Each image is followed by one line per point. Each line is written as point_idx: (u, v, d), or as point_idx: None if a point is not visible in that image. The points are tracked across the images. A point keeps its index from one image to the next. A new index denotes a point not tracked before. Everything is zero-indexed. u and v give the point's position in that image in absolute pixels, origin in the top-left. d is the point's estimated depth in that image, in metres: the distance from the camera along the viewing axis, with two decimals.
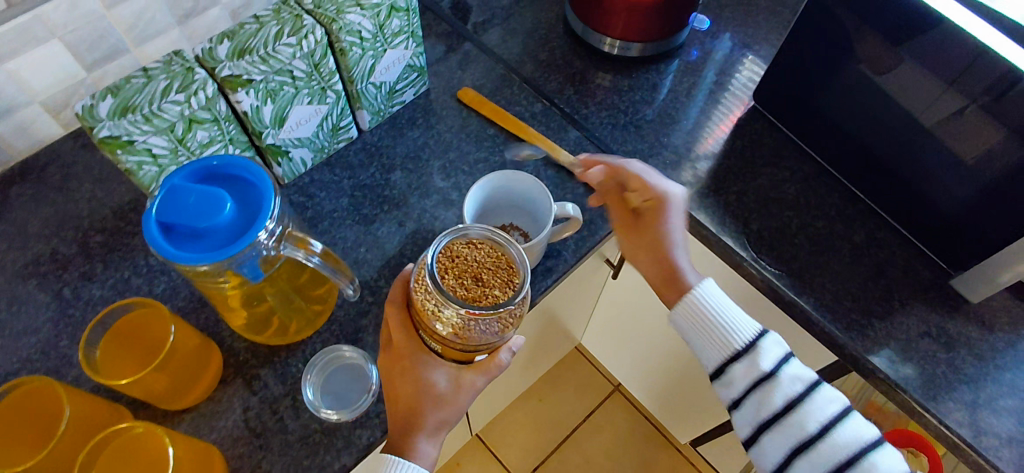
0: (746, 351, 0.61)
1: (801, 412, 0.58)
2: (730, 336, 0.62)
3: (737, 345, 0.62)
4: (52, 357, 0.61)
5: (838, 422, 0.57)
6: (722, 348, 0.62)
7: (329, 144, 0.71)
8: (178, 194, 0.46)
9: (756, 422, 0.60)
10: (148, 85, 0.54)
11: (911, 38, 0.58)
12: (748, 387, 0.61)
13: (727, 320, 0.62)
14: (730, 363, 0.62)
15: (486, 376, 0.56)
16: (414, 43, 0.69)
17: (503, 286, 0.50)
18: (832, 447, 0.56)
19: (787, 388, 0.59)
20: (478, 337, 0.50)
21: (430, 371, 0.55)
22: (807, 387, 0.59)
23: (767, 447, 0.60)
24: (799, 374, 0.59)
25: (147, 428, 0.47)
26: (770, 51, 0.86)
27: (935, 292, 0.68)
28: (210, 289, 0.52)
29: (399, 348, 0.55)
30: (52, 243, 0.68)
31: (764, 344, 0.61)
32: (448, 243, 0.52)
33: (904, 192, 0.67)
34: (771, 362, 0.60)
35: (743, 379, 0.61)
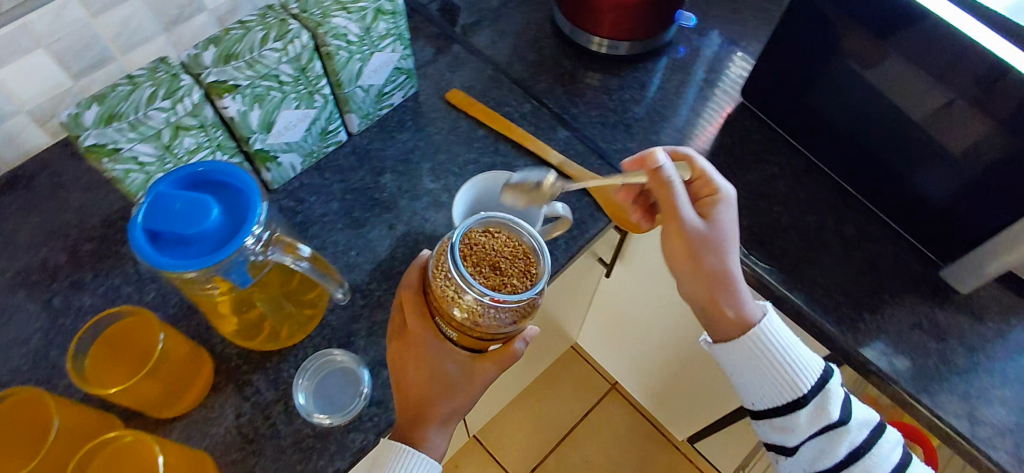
0: (815, 396, 0.58)
1: (870, 461, 0.57)
2: (798, 380, 0.58)
3: (804, 390, 0.58)
4: (42, 367, 0.61)
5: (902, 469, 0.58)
6: (788, 392, 0.59)
7: (319, 149, 0.71)
8: (165, 201, 0.46)
9: (814, 466, 0.59)
10: (133, 93, 0.54)
11: (898, 32, 0.59)
12: (812, 434, 0.59)
13: (794, 359, 0.58)
14: (797, 409, 0.59)
15: (499, 367, 0.57)
16: (401, 45, 0.69)
17: (521, 275, 0.53)
18: None
19: (854, 436, 0.58)
20: (496, 326, 0.52)
21: (443, 359, 0.56)
22: (874, 433, 0.58)
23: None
24: (866, 418, 0.59)
25: (137, 436, 0.47)
26: (758, 47, 0.86)
27: (925, 284, 0.68)
28: (200, 296, 0.52)
29: (412, 337, 0.56)
30: (41, 252, 0.67)
31: (832, 387, 0.59)
32: (468, 230, 0.54)
33: (893, 185, 0.67)
34: (841, 410, 0.58)
35: (806, 426, 0.59)
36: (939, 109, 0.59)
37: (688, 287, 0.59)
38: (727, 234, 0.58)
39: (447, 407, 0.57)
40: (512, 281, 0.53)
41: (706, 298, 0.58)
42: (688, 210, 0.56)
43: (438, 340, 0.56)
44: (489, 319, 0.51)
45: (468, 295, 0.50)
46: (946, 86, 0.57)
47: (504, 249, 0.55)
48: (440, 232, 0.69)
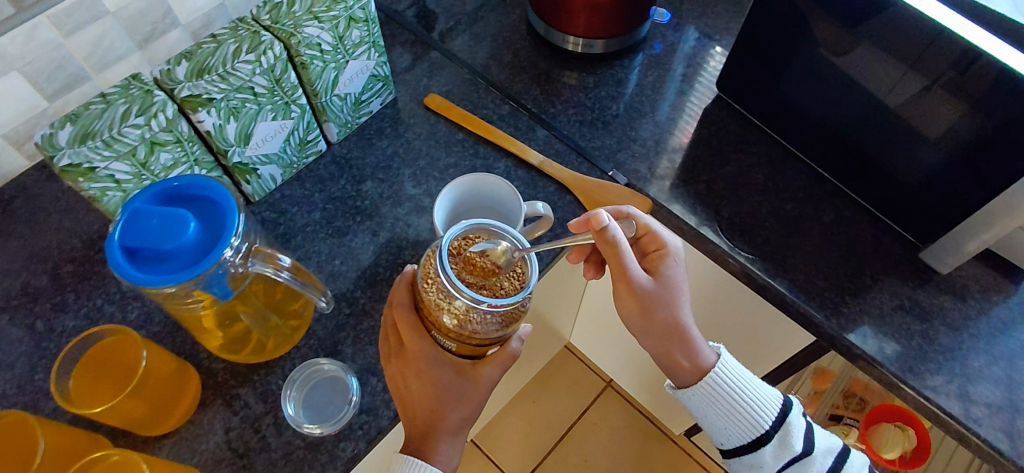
0: (777, 432, 0.61)
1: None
2: (759, 419, 0.61)
3: (765, 427, 0.61)
4: (27, 392, 0.60)
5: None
6: (751, 431, 0.61)
7: (298, 159, 0.71)
8: (141, 217, 0.46)
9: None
10: (107, 111, 0.53)
11: (865, 19, 0.59)
12: (781, 466, 0.62)
13: (752, 400, 0.61)
14: (760, 446, 0.62)
15: (500, 368, 0.57)
16: (376, 53, 0.69)
17: (511, 279, 0.53)
18: None
19: (820, 463, 0.61)
20: (494, 331, 0.51)
21: (443, 368, 0.56)
22: (837, 458, 0.62)
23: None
24: (828, 446, 0.63)
25: (124, 455, 0.47)
26: (732, 39, 0.87)
27: (906, 266, 0.69)
28: (183, 312, 0.52)
29: (410, 353, 0.55)
30: (22, 276, 0.67)
31: (793, 420, 0.62)
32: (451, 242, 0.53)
33: (869, 169, 0.68)
34: (803, 442, 0.61)
35: (775, 462, 0.62)
36: (911, 93, 0.59)
37: (647, 338, 0.62)
38: (676, 288, 0.61)
39: (454, 417, 0.58)
40: (502, 284, 0.52)
41: (662, 348, 0.62)
42: (634, 267, 0.57)
43: (435, 350, 0.56)
44: (482, 324, 0.50)
45: (460, 301, 0.49)
46: (916, 71, 0.58)
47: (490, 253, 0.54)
48: (424, 238, 0.69)
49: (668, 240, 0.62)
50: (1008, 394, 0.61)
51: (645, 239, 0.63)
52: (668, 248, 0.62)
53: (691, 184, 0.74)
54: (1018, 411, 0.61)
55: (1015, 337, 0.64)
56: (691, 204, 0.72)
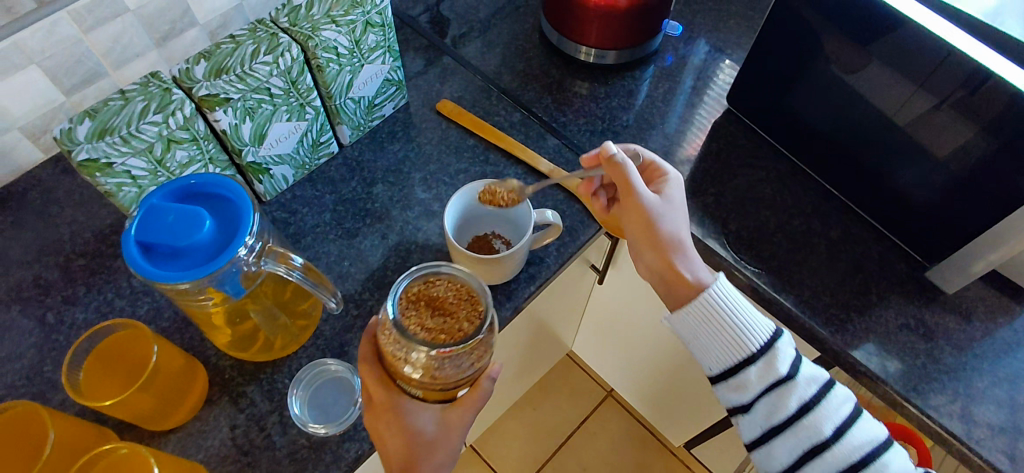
0: (762, 354, 0.59)
1: (816, 415, 0.57)
2: (748, 338, 0.59)
3: (753, 347, 0.59)
4: (35, 383, 0.61)
5: (853, 424, 0.57)
6: (738, 351, 0.60)
7: (310, 160, 0.72)
8: (157, 214, 0.46)
9: (768, 425, 0.59)
10: (125, 107, 0.54)
11: (879, 37, 0.60)
12: (764, 390, 0.59)
13: (744, 319, 0.60)
14: (744, 366, 0.60)
15: (474, 410, 0.55)
16: (391, 57, 0.70)
17: (469, 316, 0.51)
18: (847, 449, 0.57)
19: (803, 391, 0.58)
20: (458, 374, 0.50)
21: (417, 417, 0.54)
22: (822, 389, 0.58)
23: (777, 451, 0.59)
24: (813, 374, 0.59)
25: (131, 448, 0.48)
26: (743, 54, 0.88)
27: (912, 284, 0.69)
28: (194, 308, 0.52)
29: (378, 403, 0.53)
30: (34, 269, 0.67)
31: (781, 345, 0.59)
32: (406, 286, 0.53)
33: (879, 187, 0.68)
34: (789, 365, 0.59)
35: (758, 384, 0.59)
36: (920, 113, 0.60)
37: (647, 255, 0.64)
38: (678, 210, 0.64)
39: (432, 465, 0.55)
40: (460, 324, 0.50)
41: (661, 262, 0.63)
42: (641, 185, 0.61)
43: (405, 398, 0.53)
44: (444, 370, 0.49)
45: (414, 353, 0.48)
46: (927, 91, 0.59)
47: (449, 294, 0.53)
48: (432, 241, 0.69)
49: (671, 171, 0.67)
50: (1012, 416, 0.61)
51: (648, 172, 0.68)
52: (672, 177, 0.66)
53: (699, 196, 0.74)
54: (1021, 433, 0.60)
55: (1019, 359, 0.64)
56: (700, 216, 0.73)
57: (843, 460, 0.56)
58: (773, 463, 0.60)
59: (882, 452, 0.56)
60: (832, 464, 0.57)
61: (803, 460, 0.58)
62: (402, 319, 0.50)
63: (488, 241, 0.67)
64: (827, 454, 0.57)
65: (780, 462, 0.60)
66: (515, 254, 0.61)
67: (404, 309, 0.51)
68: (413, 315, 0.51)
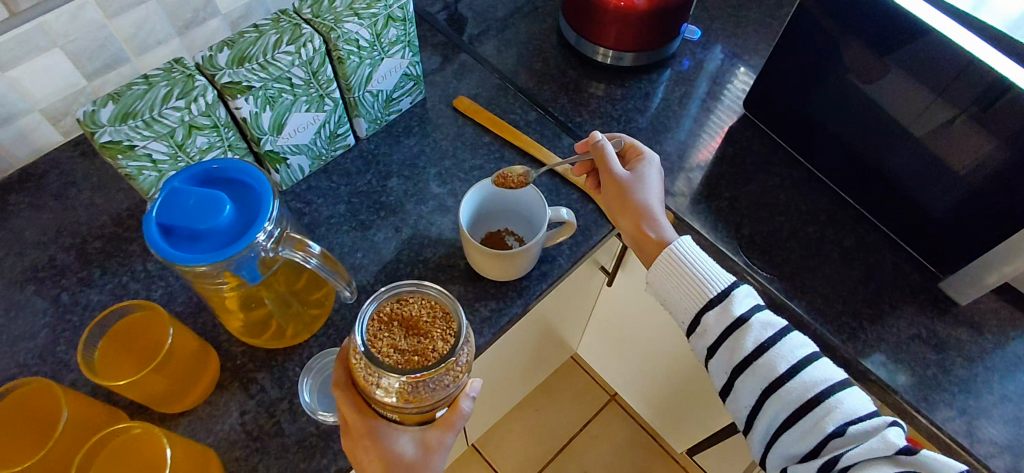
0: (719, 299, 0.60)
1: (770, 355, 0.58)
2: (705, 284, 0.61)
3: (711, 293, 0.61)
4: (48, 362, 0.61)
5: (807, 364, 0.57)
6: (696, 299, 0.62)
7: (327, 152, 0.72)
8: (178, 196, 0.47)
9: (729, 367, 0.60)
10: (148, 92, 0.55)
11: (900, 46, 0.60)
12: (722, 332, 0.60)
13: (702, 269, 0.61)
14: (703, 313, 0.61)
15: (453, 430, 0.52)
16: (410, 52, 0.70)
17: (444, 335, 0.49)
18: (801, 385, 0.56)
19: (757, 333, 0.59)
20: (434, 397, 0.48)
21: (395, 440, 0.51)
22: (778, 334, 0.59)
23: (740, 393, 0.60)
24: (769, 319, 0.59)
25: (145, 428, 0.49)
26: (760, 60, 0.88)
27: (925, 295, 0.69)
28: (210, 291, 0.53)
29: (354, 430, 0.51)
30: (50, 250, 0.68)
31: (738, 293, 0.61)
32: (377, 309, 0.50)
33: (894, 196, 0.68)
34: (744, 308, 0.60)
35: (716, 328, 0.60)
36: (939, 124, 0.60)
37: (622, 224, 0.67)
38: (652, 185, 0.67)
39: None
40: (434, 344, 0.48)
41: (632, 229, 0.66)
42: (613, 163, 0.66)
43: (381, 422, 0.51)
44: (420, 394, 0.47)
45: (387, 379, 0.46)
46: (946, 103, 0.59)
47: (422, 313, 0.50)
48: (445, 236, 0.70)
49: (649, 151, 0.69)
50: (1021, 429, 0.61)
51: (628, 151, 0.70)
52: (648, 156, 0.69)
53: (713, 200, 0.74)
54: None
55: None
56: (713, 220, 0.73)
57: (797, 397, 0.57)
58: (740, 406, 0.61)
59: (837, 390, 0.56)
60: (787, 401, 0.57)
61: (762, 400, 0.59)
62: (374, 343, 0.48)
63: (500, 237, 0.68)
64: (782, 392, 0.57)
65: (745, 404, 0.60)
66: (529, 250, 0.61)
67: (375, 333, 0.49)
68: (385, 337, 0.48)
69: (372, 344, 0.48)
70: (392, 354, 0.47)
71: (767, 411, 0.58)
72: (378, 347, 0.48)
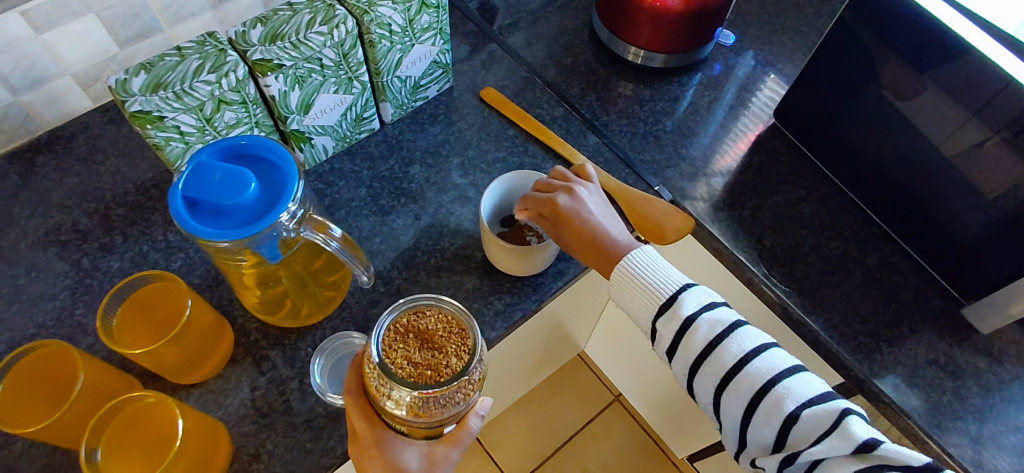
0: (668, 304, 0.58)
1: (719, 352, 0.56)
2: (657, 291, 0.59)
3: (662, 298, 0.59)
4: (66, 324, 0.62)
5: (756, 355, 0.56)
6: (651, 306, 0.59)
7: (351, 134, 0.72)
8: (204, 171, 0.47)
9: (687, 368, 0.59)
10: (180, 64, 0.55)
11: (939, 64, 0.59)
12: (674, 336, 0.58)
13: (654, 277, 0.59)
14: (656, 318, 0.59)
15: (459, 448, 0.52)
16: (441, 40, 0.70)
17: (458, 352, 0.48)
18: (750, 377, 0.55)
19: (706, 330, 0.57)
20: (444, 413, 0.48)
21: (401, 451, 0.51)
22: (727, 328, 0.57)
23: (699, 393, 0.59)
24: (718, 316, 0.58)
25: (158, 398, 0.49)
26: (793, 70, 0.86)
27: (945, 321, 0.68)
28: (228, 266, 0.53)
29: (363, 438, 0.51)
30: (74, 214, 0.69)
31: (688, 295, 0.58)
32: (394, 321, 0.50)
33: (922, 218, 0.67)
34: (693, 308, 0.58)
35: (668, 332, 0.58)
36: (973, 146, 0.59)
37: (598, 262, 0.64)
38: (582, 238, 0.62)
39: None
40: (447, 362, 0.48)
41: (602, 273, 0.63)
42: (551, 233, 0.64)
43: (390, 433, 0.51)
44: (429, 408, 0.46)
45: (400, 392, 0.46)
46: (981, 125, 0.58)
47: (437, 328, 0.50)
48: (464, 227, 0.70)
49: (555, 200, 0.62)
50: None
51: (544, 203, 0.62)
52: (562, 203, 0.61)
53: (735, 209, 0.74)
54: None
55: None
56: (734, 229, 0.72)
57: (747, 389, 0.55)
58: (705, 405, 0.60)
59: (784, 378, 0.55)
60: (740, 396, 0.55)
61: (717, 396, 0.57)
62: (390, 354, 0.48)
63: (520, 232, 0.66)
64: (735, 386, 0.56)
65: (708, 402, 0.59)
66: (549, 245, 0.62)
67: (389, 345, 0.48)
68: (400, 348, 0.48)
69: (386, 355, 0.48)
70: (405, 367, 0.47)
71: (725, 409, 0.57)
72: (392, 358, 0.47)
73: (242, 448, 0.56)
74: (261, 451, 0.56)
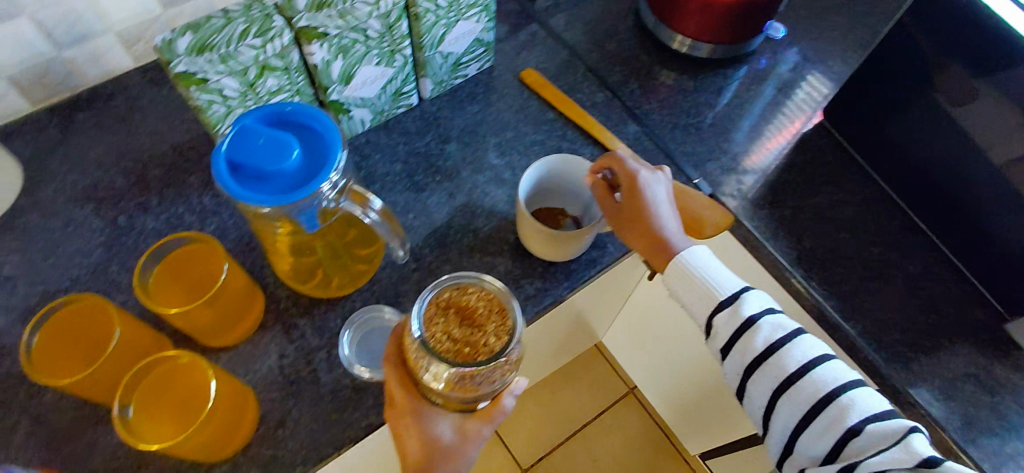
0: (729, 302, 0.58)
1: (781, 355, 0.56)
2: (711, 288, 0.59)
3: (720, 296, 0.58)
4: (100, 280, 0.63)
5: (819, 364, 0.55)
6: (706, 301, 0.59)
7: (389, 108, 0.72)
8: (248, 135, 0.47)
9: (741, 368, 0.58)
10: (227, 27, 0.54)
11: (1000, 68, 0.57)
12: (733, 335, 0.57)
13: (710, 275, 0.59)
14: (714, 314, 0.58)
15: (492, 426, 0.51)
16: (486, 17, 0.69)
17: (498, 331, 0.48)
18: (813, 385, 0.54)
19: (767, 333, 0.56)
20: (481, 389, 0.47)
21: (435, 423, 0.51)
22: (789, 335, 0.56)
23: (752, 395, 0.58)
24: (782, 321, 0.57)
25: (192, 358, 0.49)
26: (842, 68, 0.84)
27: (987, 334, 0.65)
28: (264, 231, 0.53)
29: (398, 406, 0.51)
30: (112, 172, 0.69)
31: (748, 296, 0.58)
32: (436, 296, 0.49)
33: (970, 228, 0.65)
34: (755, 309, 0.57)
35: (726, 330, 0.58)
36: None
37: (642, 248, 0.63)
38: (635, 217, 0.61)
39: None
40: (486, 340, 0.47)
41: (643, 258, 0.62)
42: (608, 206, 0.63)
43: (426, 404, 0.51)
44: (465, 383, 0.46)
45: (437, 366, 0.46)
46: None
47: (478, 305, 0.50)
48: (498, 209, 0.69)
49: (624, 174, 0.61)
50: None
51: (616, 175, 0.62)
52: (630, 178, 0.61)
53: (776, 207, 0.72)
54: None
55: None
56: (772, 227, 0.71)
57: (808, 396, 0.54)
58: (754, 408, 0.59)
59: (849, 389, 0.53)
60: (799, 402, 0.55)
61: (774, 401, 0.56)
62: (430, 328, 0.48)
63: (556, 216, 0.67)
64: (793, 392, 0.55)
65: (759, 406, 0.58)
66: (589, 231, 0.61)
67: (429, 319, 0.48)
68: (440, 323, 0.48)
69: (426, 328, 0.48)
70: (444, 341, 0.47)
71: (780, 413, 0.56)
72: (432, 331, 0.47)
73: (269, 414, 0.56)
74: (287, 419, 0.56)
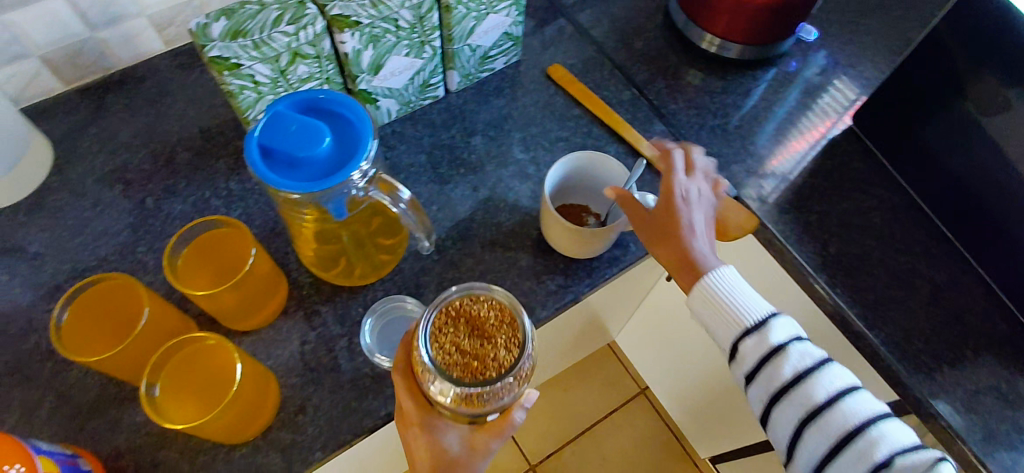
0: (757, 328, 0.57)
1: (808, 384, 0.55)
2: (738, 313, 0.57)
3: (747, 321, 0.57)
4: (127, 260, 0.63)
5: (847, 395, 0.54)
6: (732, 326, 0.58)
7: (416, 100, 0.72)
8: (281, 120, 0.47)
9: (767, 396, 0.57)
10: (261, 13, 0.55)
11: None
12: (759, 361, 0.57)
13: (739, 302, 0.57)
14: (741, 339, 0.57)
15: (500, 439, 0.51)
16: (516, 11, 0.68)
17: (507, 345, 0.48)
18: (842, 416, 0.54)
19: (795, 361, 0.56)
20: (489, 405, 0.47)
21: (443, 433, 0.51)
22: (816, 364, 0.56)
23: (778, 423, 0.57)
24: (809, 349, 0.56)
25: (219, 341, 0.50)
26: (873, 73, 0.83)
27: (1012, 348, 0.65)
28: (292, 216, 0.53)
29: (408, 414, 0.51)
30: (140, 154, 0.70)
31: (776, 323, 0.57)
32: (445, 306, 0.50)
33: (999, 240, 0.64)
34: (783, 336, 0.56)
35: (754, 356, 0.57)
36: None
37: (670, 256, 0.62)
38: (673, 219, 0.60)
39: None
40: (494, 355, 0.47)
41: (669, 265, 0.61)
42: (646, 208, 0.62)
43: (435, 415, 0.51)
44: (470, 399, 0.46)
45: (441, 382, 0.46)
46: None
47: (487, 316, 0.49)
48: (521, 204, 0.69)
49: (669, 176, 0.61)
50: None
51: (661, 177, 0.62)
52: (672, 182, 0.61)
53: (801, 212, 0.71)
54: None
55: None
56: (797, 232, 0.70)
57: (837, 427, 0.54)
58: (778, 436, 0.58)
59: (878, 421, 0.53)
60: (828, 433, 0.54)
61: (801, 429, 0.55)
62: (438, 340, 0.48)
63: (580, 214, 0.67)
64: (822, 423, 0.54)
65: (784, 434, 0.57)
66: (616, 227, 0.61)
67: (437, 330, 0.48)
68: (450, 333, 0.48)
69: (434, 339, 0.48)
70: (452, 354, 0.47)
71: (806, 442, 0.55)
72: (439, 344, 0.48)
73: (289, 399, 0.57)
74: (307, 405, 0.57)
